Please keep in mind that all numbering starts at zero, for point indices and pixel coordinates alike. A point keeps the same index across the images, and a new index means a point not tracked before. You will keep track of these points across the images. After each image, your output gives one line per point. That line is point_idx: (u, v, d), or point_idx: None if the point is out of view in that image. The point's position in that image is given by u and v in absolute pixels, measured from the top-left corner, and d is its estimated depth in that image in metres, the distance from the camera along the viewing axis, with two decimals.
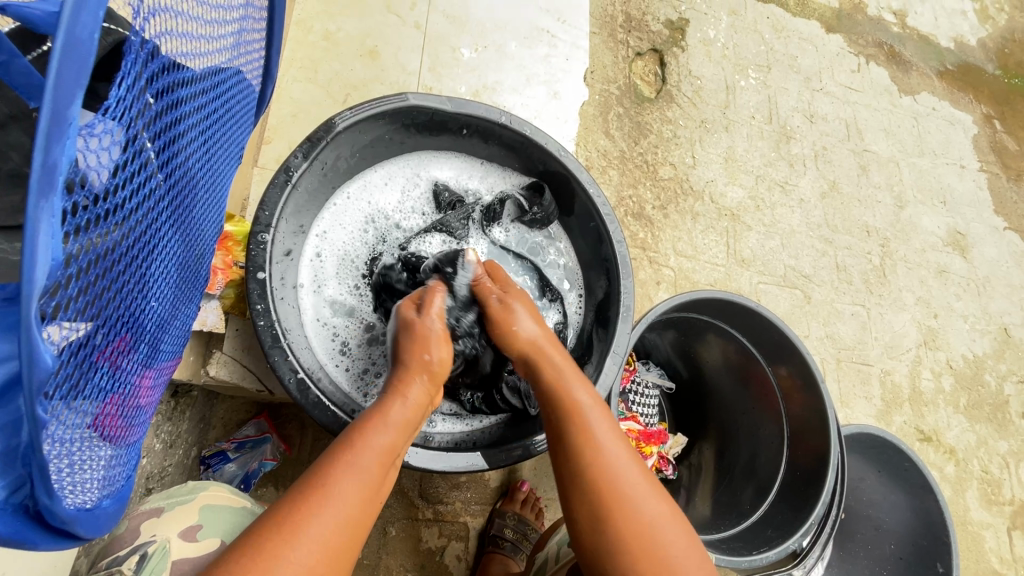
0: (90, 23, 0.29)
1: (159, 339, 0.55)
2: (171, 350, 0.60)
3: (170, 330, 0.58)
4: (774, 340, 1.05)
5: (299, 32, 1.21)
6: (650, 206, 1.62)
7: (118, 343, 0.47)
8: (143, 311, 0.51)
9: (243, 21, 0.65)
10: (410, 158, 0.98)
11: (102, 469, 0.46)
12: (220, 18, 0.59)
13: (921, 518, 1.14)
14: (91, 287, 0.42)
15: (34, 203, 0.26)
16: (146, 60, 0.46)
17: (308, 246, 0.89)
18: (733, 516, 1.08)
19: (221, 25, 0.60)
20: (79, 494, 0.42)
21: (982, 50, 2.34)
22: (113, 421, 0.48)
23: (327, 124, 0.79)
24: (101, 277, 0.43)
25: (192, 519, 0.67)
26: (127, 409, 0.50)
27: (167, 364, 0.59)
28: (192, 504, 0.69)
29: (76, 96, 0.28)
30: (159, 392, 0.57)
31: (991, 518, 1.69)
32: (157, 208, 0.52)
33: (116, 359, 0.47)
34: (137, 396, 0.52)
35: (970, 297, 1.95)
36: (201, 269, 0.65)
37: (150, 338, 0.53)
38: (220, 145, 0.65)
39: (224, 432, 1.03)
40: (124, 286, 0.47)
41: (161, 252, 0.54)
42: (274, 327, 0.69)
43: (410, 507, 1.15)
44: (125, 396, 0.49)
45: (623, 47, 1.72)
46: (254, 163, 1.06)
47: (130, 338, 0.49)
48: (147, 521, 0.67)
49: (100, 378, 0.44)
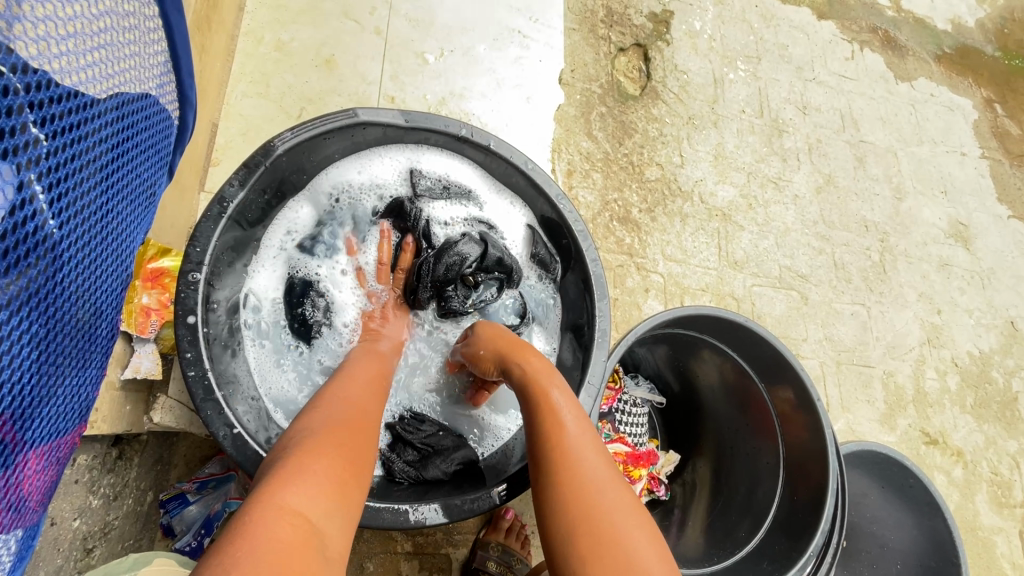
0: None
1: (49, 406, 0.49)
2: (74, 419, 0.55)
3: (65, 394, 0.52)
4: (767, 356, 0.98)
5: (249, 43, 1.15)
6: (636, 209, 1.54)
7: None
8: (23, 375, 0.45)
9: (140, 34, 0.58)
10: (411, 159, 0.91)
11: None
12: (116, 45, 0.54)
13: (928, 535, 1.08)
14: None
15: None
16: (23, 98, 0.42)
17: (341, 164, 0.88)
18: (728, 546, 1.00)
19: (121, 52, 0.55)
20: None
21: (980, 32, 2.26)
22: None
23: (264, 147, 0.72)
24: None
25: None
26: (14, 496, 0.45)
27: (65, 436, 0.53)
28: None
29: None
30: (54, 471, 0.51)
31: (1002, 522, 1.62)
32: (49, 260, 0.47)
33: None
34: (27, 482, 0.47)
35: (975, 290, 1.88)
36: (110, 319, 0.58)
37: (38, 405, 0.48)
38: (133, 184, 0.59)
39: (186, 471, 0.97)
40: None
41: (51, 309, 0.48)
42: (207, 377, 0.63)
43: (389, 540, 1.09)
44: (12, 485, 0.45)
45: (604, 43, 1.64)
46: (201, 187, 0.99)
47: (12, 411, 0.44)
48: None
49: None
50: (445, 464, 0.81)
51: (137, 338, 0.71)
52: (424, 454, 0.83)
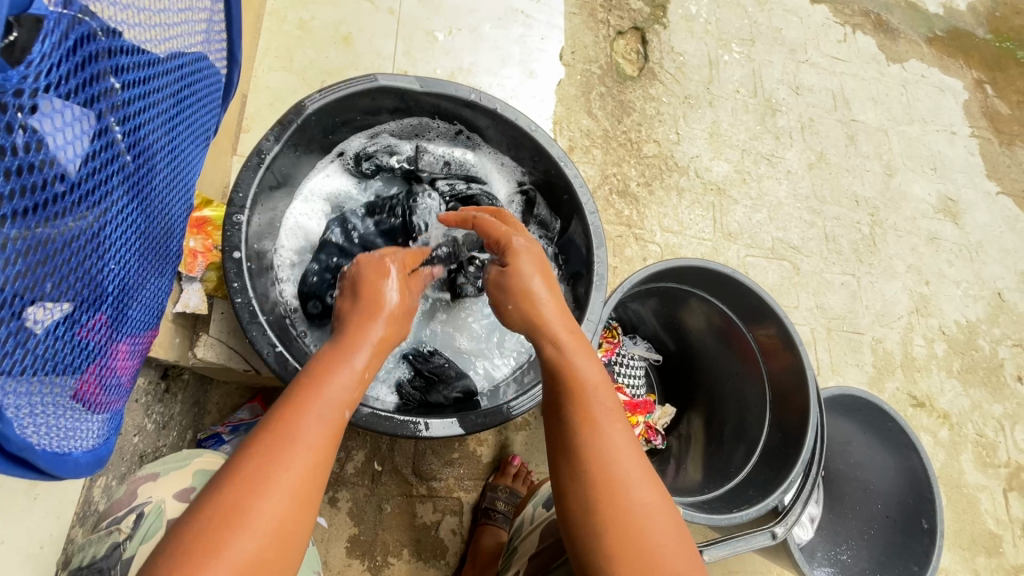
0: None
1: (127, 309, 0.58)
2: (147, 324, 0.64)
3: (139, 302, 0.61)
4: (752, 305, 1.06)
5: (273, 22, 1.23)
6: (635, 182, 1.62)
7: (81, 318, 0.51)
8: (107, 282, 0.54)
9: (201, 1, 0.67)
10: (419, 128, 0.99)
11: (82, 425, 0.53)
12: (180, 10, 0.62)
13: (906, 475, 1.15)
14: (42, 261, 0.45)
15: None
16: (104, 45, 0.50)
17: (353, 139, 0.96)
18: (720, 480, 1.09)
19: (184, 14, 0.63)
20: (53, 441, 0.48)
21: (971, 15, 2.32)
22: (93, 380, 0.54)
23: (297, 106, 0.81)
24: (58, 247, 0.47)
25: (186, 482, 0.70)
26: (105, 373, 0.56)
27: (141, 335, 0.62)
28: (187, 472, 0.71)
29: None
30: (136, 361, 0.61)
31: (986, 481, 1.70)
32: (124, 186, 0.55)
33: (81, 332, 0.51)
34: (113, 362, 0.57)
35: (963, 263, 1.95)
36: (172, 244, 0.67)
37: (119, 306, 0.57)
38: (188, 128, 0.67)
39: (219, 416, 1.06)
40: (86, 260, 0.51)
41: (126, 230, 0.56)
42: (252, 304, 0.72)
43: (404, 483, 1.18)
44: (101, 361, 0.55)
45: (603, 26, 1.72)
46: (233, 152, 1.08)
47: (98, 307, 0.53)
48: (144, 485, 0.70)
49: (64, 342, 0.49)
50: (447, 390, 0.92)
51: (186, 276, 0.80)
52: (427, 382, 0.94)
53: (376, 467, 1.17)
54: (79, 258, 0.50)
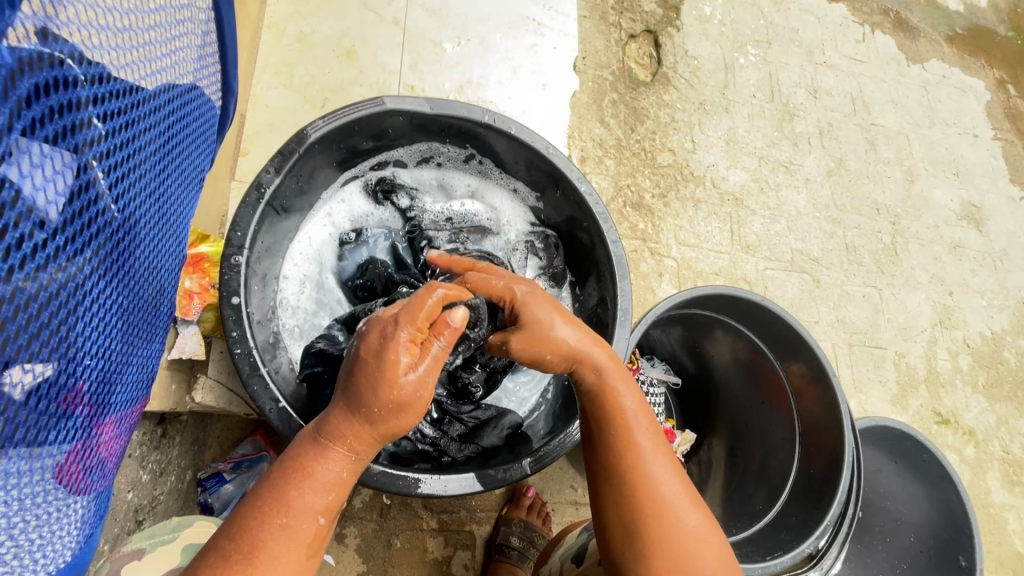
0: None
1: (113, 386, 0.53)
2: (135, 395, 0.58)
3: (127, 375, 0.55)
4: (782, 334, 1.01)
5: (272, 35, 1.17)
6: (649, 194, 1.56)
7: (60, 391, 0.45)
8: (91, 351, 0.49)
9: (190, 26, 0.61)
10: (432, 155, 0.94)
11: (62, 534, 0.47)
12: (166, 36, 0.57)
13: (941, 508, 1.10)
14: (15, 328, 0.40)
15: None
16: (87, 84, 0.45)
17: (360, 167, 0.91)
18: (746, 518, 1.04)
19: (171, 40, 0.58)
20: (21, 574, 0.43)
21: (993, 12, 2.24)
22: (75, 474, 0.48)
23: (298, 135, 0.75)
24: (30, 311, 0.41)
25: (174, 561, 0.64)
26: (89, 459, 0.50)
27: (128, 410, 0.57)
28: (176, 547, 0.66)
29: None
30: (122, 439, 0.56)
31: (1013, 500, 1.64)
32: (107, 240, 0.50)
33: (61, 408, 0.46)
34: (98, 447, 0.51)
35: (987, 272, 1.88)
36: (162, 305, 0.62)
37: (104, 381, 0.51)
38: (180, 173, 0.62)
39: (220, 452, 1.01)
40: (67, 324, 0.45)
41: (112, 290, 0.51)
42: (252, 354, 0.66)
43: (414, 518, 1.13)
44: (86, 447, 0.49)
45: (615, 30, 1.65)
46: (231, 176, 1.02)
47: (81, 379, 0.48)
48: (128, 565, 0.63)
49: (42, 431, 0.43)
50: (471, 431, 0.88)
51: (181, 320, 0.75)
52: (473, 427, 0.89)
53: (385, 501, 1.12)
54: (56, 322, 0.44)
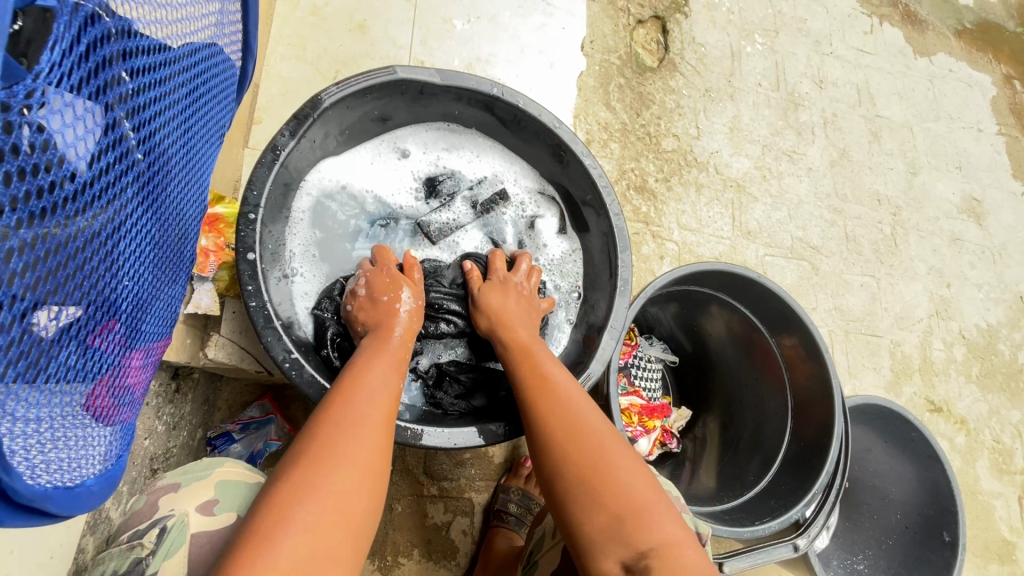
0: None
1: (141, 321, 0.56)
2: (161, 332, 0.62)
3: (153, 313, 0.59)
4: (777, 311, 1.04)
5: (286, 8, 1.19)
6: (653, 178, 1.58)
7: (95, 326, 0.49)
8: (118, 292, 0.51)
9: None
10: (447, 131, 0.98)
11: (93, 448, 0.50)
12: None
13: (928, 487, 1.13)
14: (55, 265, 0.42)
15: None
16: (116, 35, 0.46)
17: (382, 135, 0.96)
18: (737, 488, 1.07)
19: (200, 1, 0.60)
20: (61, 475, 0.46)
21: (1002, 7, 2.24)
22: (106, 397, 0.51)
23: (313, 100, 0.77)
24: (66, 251, 0.43)
25: (209, 494, 0.66)
26: (119, 385, 0.53)
27: (154, 345, 0.60)
28: (209, 482, 0.68)
29: None
30: (148, 372, 0.59)
31: (1002, 488, 1.68)
32: (137, 186, 0.52)
33: (94, 341, 0.49)
34: (126, 376, 0.54)
35: (985, 265, 1.90)
36: (185, 249, 0.65)
37: (132, 319, 0.54)
38: (201, 124, 0.64)
39: (229, 413, 1.04)
40: (96, 266, 0.48)
41: (138, 232, 0.53)
42: (266, 308, 0.69)
43: (416, 484, 1.16)
44: (115, 374, 0.52)
45: (623, 14, 1.66)
46: (245, 144, 1.05)
47: (110, 316, 0.51)
48: (166, 496, 0.66)
49: (72, 357, 0.46)
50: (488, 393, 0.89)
51: (197, 277, 0.77)
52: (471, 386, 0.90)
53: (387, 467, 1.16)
54: (84, 262, 0.46)
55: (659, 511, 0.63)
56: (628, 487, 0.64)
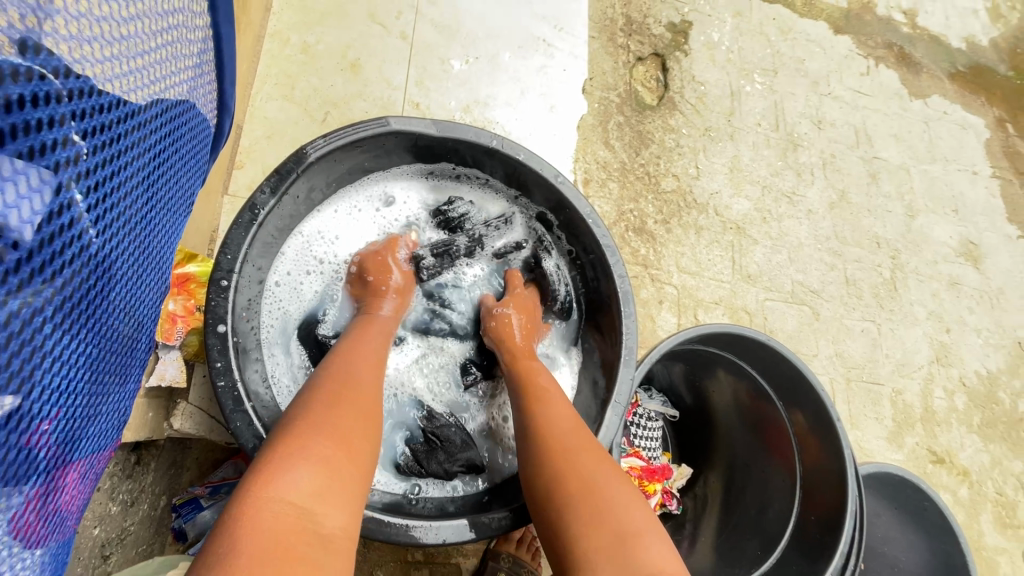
0: None
1: (84, 431, 0.49)
2: (108, 437, 0.54)
3: (101, 418, 0.52)
4: (786, 375, 0.98)
5: (275, 45, 1.14)
6: (652, 220, 1.54)
7: (24, 431, 0.41)
8: (61, 394, 0.45)
9: (193, 53, 0.61)
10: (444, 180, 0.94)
11: None
12: (166, 60, 0.55)
13: (940, 559, 1.08)
14: None
15: None
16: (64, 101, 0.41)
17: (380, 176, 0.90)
18: (742, 567, 1.00)
19: (172, 61, 0.57)
20: None
21: (993, 50, 2.27)
22: (33, 528, 0.44)
23: (297, 154, 0.71)
24: None
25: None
26: (48, 511, 0.45)
27: (97, 456, 0.53)
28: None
29: None
30: (87, 489, 0.51)
31: (1006, 543, 1.63)
32: (87, 268, 0.46)
33: (20, 450, 0.42)
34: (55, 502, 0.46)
35: (983, 310, 1.88)
36: (142, 339, 0.58)
37: (73, 428, 0.47)
38: (167, 193, 0.58)
39: (198, 474, 0.96)
40: (29, 359, 0.41)
41: (85, 323, 0.47)
42: (236, 387, 0.62)
43: (400, 549, 1.09)
44: (41, 500, 0.45)
45: (623, 52, 1.64)
46: (225, 191, 0.99)
47: (46, 423, 0.44)
48: None
49: None
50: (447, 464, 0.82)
51: (162, 345, 0.70)
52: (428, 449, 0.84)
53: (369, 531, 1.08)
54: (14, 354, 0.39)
55: (630, 508, 0.62)
56: (602, 483, 0.64)
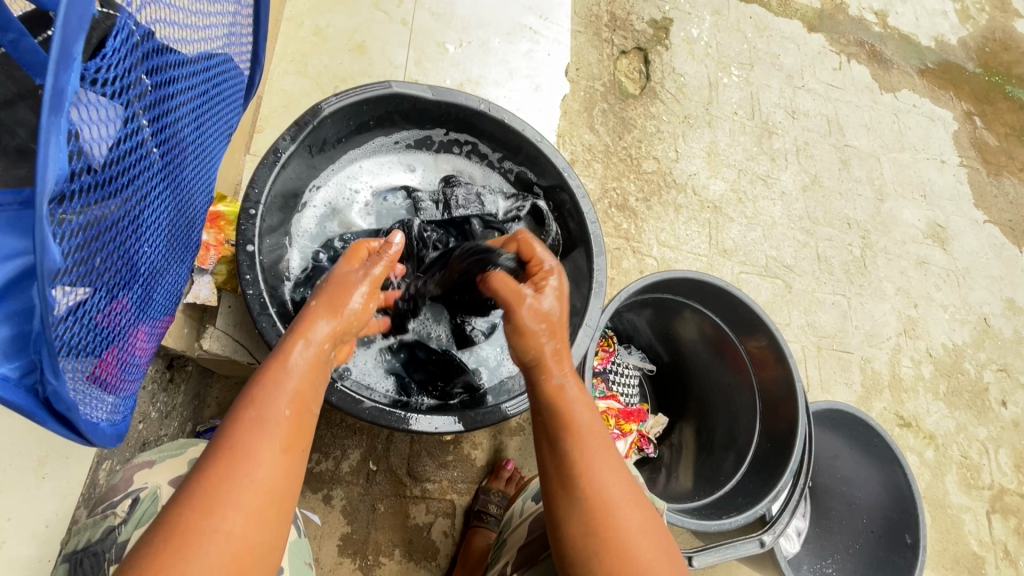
0: (84, 3, 0.35)
1: (153, 294, 0.63)
2: (166, 306, 0.67)
3: (163, 288, 0.65)
4: (744, 317, 1.10)
5: (290, 28, 1.27)
6: (633, 198, 1.66)
7: (124, 284, 0.55)
8: (141, 260, 0.58)
9: (243, 24, 0.75)
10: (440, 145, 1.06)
11: (122, 395, 0.57)
12: (222, 26, 0.69)
13: (891, 491, 1.18)
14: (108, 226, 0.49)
15: (43, 149, 0.33)
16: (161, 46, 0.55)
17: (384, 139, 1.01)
18: (708, 488, 1.11)
19: (226, 28, 0.70)
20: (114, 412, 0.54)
21: (962, 49, 2.40)
22: (132, 350, 0.58)
23: (313, 108, 0.84)
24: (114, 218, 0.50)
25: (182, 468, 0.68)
26: (140, 343, 0.60)
27: (160, 320, 0.65)
28: (182, 459, 0.70)
29: (72, 65, 0.34)
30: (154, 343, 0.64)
31: (971, 502, 1.73)
32: (162, 173, 0.59)
33: (126, 295, 0.55)
34: (142, 339, 0.60)
35: (950, 287, 2.00)
36: (191, 234, 0.71)
37: (146, 290, 0.60)
38: (210, 122, 0.71)
39: (218, 409, 1.06)
40: (131, 235, 0.54)
41: (156, 213, 0.60)
42: (263, 296, 0.74)
43: (398, 484, 1.19)
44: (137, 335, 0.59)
45: (607, 45, 1.78)
46: (247, 151, 1.12)
47: (134, 282, 0.57)
48: (141, 471, 0.69)
49: (116, 306, 0.54)
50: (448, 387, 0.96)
51: (198, 269, 0.83)
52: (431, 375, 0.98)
53: (371, 467, 1.19)
54: (125, 231, 0.53)
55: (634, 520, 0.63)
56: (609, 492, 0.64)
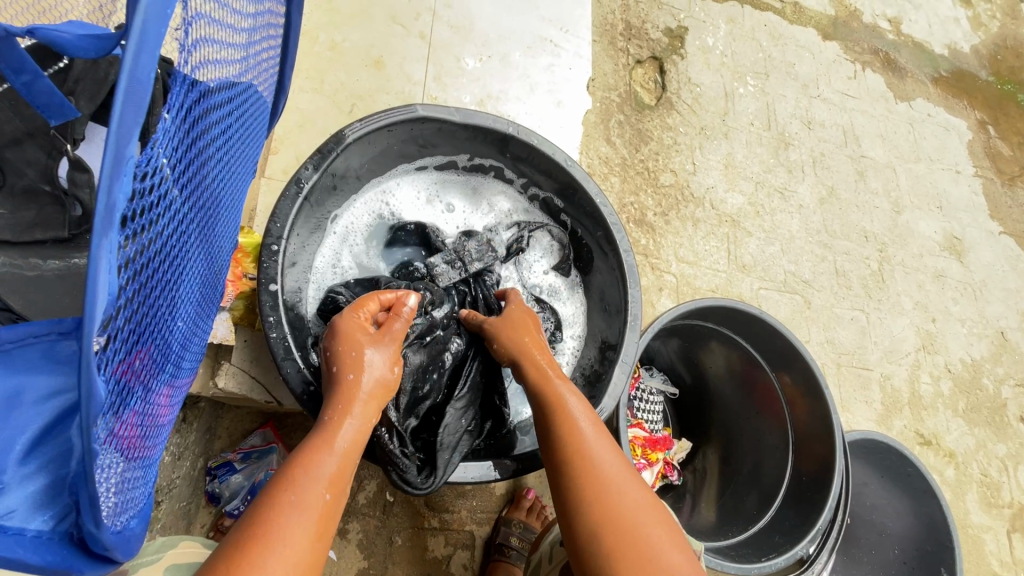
0: (147, 63, 0.33)
1: (183, 355, 0.58)
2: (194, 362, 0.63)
3: (192, 347, 0.61)
4: (779, 347, 1.06)
5: (305, 42, 1.22)
6: (651, 212, 1.62)
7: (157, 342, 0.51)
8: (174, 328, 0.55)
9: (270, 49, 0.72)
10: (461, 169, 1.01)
11: (137, 485, 0.50)
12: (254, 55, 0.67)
13: (925, 522, 1.15)
14: (143, 275, 0.46)
15: (96, 241, 0.31)
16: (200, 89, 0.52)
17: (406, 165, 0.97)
18: (739, 522, 1.08)
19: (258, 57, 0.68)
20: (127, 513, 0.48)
21: (975, 57, 2.38)
22: (151, 427, 0.52)
23: (337, 136, 0.79)
24: (149, 264, 0.47)
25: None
26: (160, 414, 0.54)
27: (186, 379, 0.61)
28: (158, 565, 0.68)
29: (131, 136, 0.32)
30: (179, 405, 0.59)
31: (991, 521, 1.71)
32: (195, 219, 0.56)
33: (154, 357, 0.51)
34: (162, 410, 0.54)
35: (967, 301, 1.97)
36: (218, 283, 0.67)
37: (177, 353, 0.56)
38: (238, 161, 0.68)
39: (229, 442, 1.01)
40: (164, 286, 0.51)
41: (190, 264, 0.57)
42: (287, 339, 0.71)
43: (416, 515, 1.15)
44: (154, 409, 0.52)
45: (623, 55, 1.73)
46: (262, 174, 1.07)
47: (167, 341, 0.53)
48: None
49: (144, 377, 0.49)
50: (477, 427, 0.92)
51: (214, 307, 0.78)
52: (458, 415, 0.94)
53: (388, 498, 1.14)
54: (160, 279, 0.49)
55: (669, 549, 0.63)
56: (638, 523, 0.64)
